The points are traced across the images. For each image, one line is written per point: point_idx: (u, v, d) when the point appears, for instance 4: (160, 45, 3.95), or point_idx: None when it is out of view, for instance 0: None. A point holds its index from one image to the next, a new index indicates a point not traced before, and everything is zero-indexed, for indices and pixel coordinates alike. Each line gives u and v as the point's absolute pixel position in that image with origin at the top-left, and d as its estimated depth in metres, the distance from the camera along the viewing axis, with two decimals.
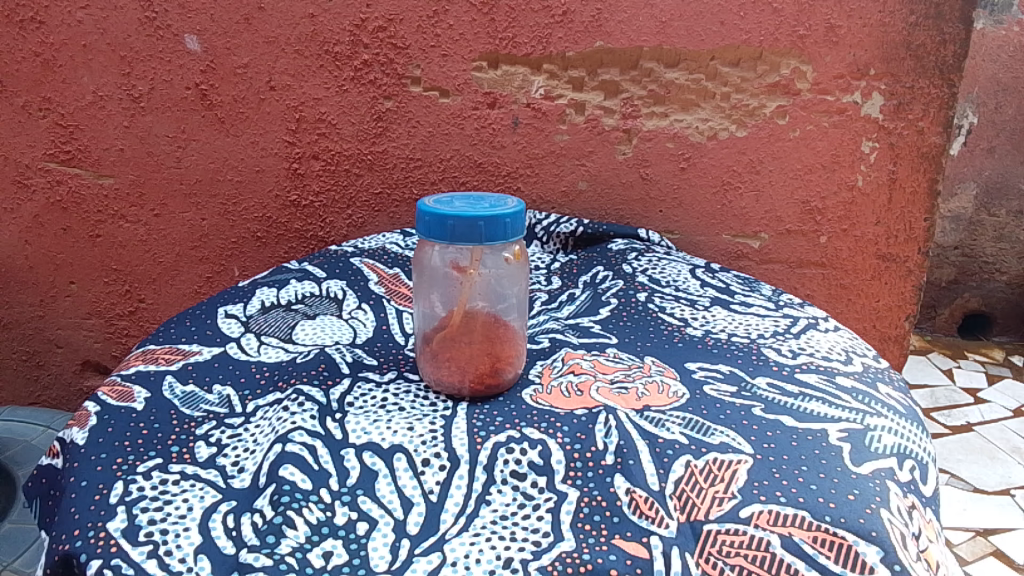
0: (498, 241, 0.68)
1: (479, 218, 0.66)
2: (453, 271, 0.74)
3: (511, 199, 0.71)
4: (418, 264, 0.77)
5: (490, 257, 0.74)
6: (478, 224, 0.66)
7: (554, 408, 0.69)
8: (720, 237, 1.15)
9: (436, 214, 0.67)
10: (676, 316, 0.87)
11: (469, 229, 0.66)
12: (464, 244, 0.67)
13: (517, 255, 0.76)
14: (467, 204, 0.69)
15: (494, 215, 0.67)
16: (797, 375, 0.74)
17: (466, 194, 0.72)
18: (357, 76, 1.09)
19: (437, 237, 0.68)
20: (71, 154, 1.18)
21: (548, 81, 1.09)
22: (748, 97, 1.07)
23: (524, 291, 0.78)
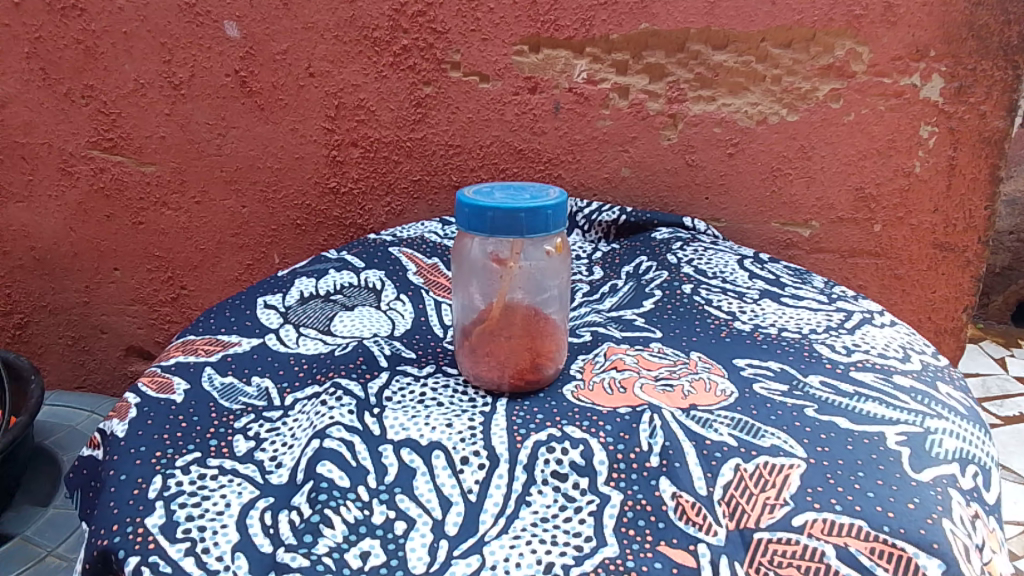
0: (540, 234, 0.66)
1: (520, 210, 0.64)
2: (491, 263, 0.71)
3: (553, 190, 0.69)
4: (458, 255, 0.75)
5: (531, 250, 0.72)
6: (519, 216, 0.64)
7: (596, 405, 0.67)
8: (768, 226, 1.12)
9: (475, 206, 0.65)
10: (723, 309, 0.84)
11: (510, 221, 0.64)
12: (504, 236, 0.66)
13: (559, 248, 0.73)
14: (508, 195, 0.67)
15: (536, 207, 0.64)
16: (852, 374, 0.71)
17: (506, 184, 0.70)
18: (395, 62, 1.07)
19: (477, 229, 0.66)
20: (113, 141, 1.18)
21: (591, 65, 1.06)
22: (801, 79, 1.03)
23: (566, 283, 0.76)
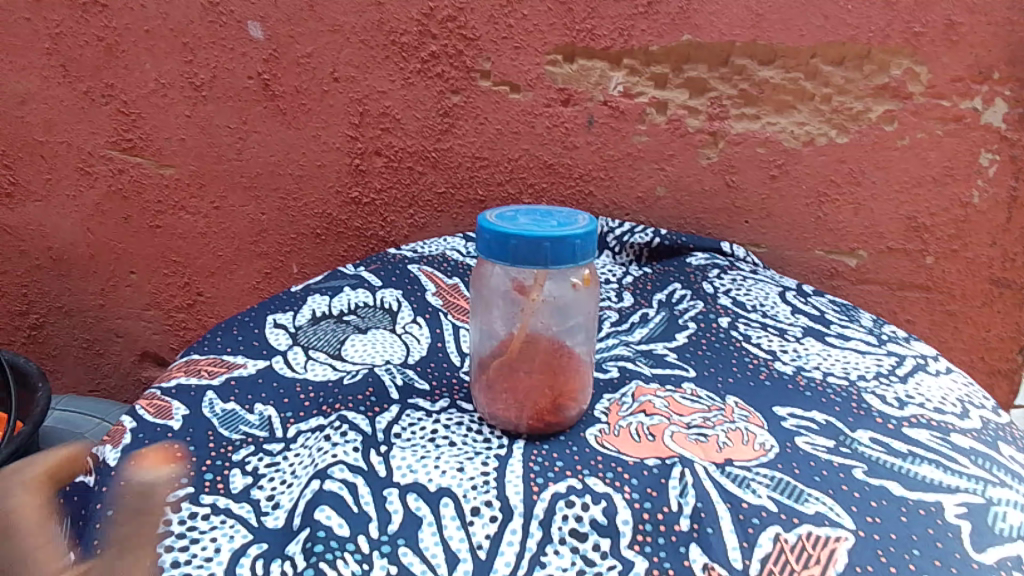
0: (566, 266, 0.60)
1: (545, 238, 0.58)
2: (513, 292, 0.67)
3: (582, 216, 0.64)
4: (478, 284, 0.70)
5: (556, 281, 0.67)
6: (543, 245, 0.59)
7: (622, 455, 0.62)
8: (812, 253, 1.05)
9: (497, 232, 0.60)
10: (762, 348, 0.78)
11: (533, 250, 0.59)
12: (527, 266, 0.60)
13: (587, 281, 0.68)
14: (534, 221, 0.62)
15: (562, 236, 0.59)
16: (904, 431, 0.64)
17: (532, 209, 0.65)
18: (423, 69, 1.03)
19: (497, 257, 0.61)
20: (132, 142, 1.15)
21: (628, 77, 1.01)
22: (853, 99, 0.97)
23: (592, 318, 0.71)
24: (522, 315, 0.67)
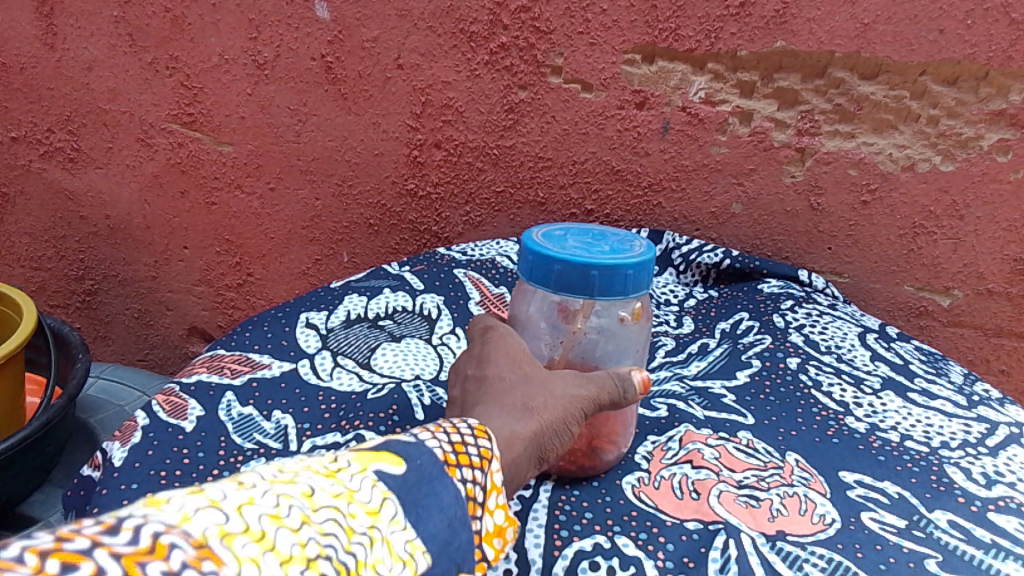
0: (616, 296, 0.54)
1: (592, 265, 0.52)
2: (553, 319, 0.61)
3: (638, 242, 0.57)
4: (518, 304, 0.64)
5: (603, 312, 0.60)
6: (590, 273, 0.53)
7: (660, 513, 0.55)
8: (900, 288, 0.96)
9: (541, 255, 0.54)
10: (833, 398, 0.70)
11: (579, 277, 0.53)
12: (572, 294, 0.54)
13: (638, 316, 0.61)
14: (583, 245, 0.56)
15: (612, 264, 0.53)
16: (990, 517, 0.55)
17: (584, 233, 0.59)
18: (491, 61, 0.97)
19: (539, 282, 0.55)
20: (193, 117, 1.12)
21: (711, 82, 0.93)
22: (963, 124, 0.88)
23: (640, 354, 0.64)
24: (562, 345, 0.61)
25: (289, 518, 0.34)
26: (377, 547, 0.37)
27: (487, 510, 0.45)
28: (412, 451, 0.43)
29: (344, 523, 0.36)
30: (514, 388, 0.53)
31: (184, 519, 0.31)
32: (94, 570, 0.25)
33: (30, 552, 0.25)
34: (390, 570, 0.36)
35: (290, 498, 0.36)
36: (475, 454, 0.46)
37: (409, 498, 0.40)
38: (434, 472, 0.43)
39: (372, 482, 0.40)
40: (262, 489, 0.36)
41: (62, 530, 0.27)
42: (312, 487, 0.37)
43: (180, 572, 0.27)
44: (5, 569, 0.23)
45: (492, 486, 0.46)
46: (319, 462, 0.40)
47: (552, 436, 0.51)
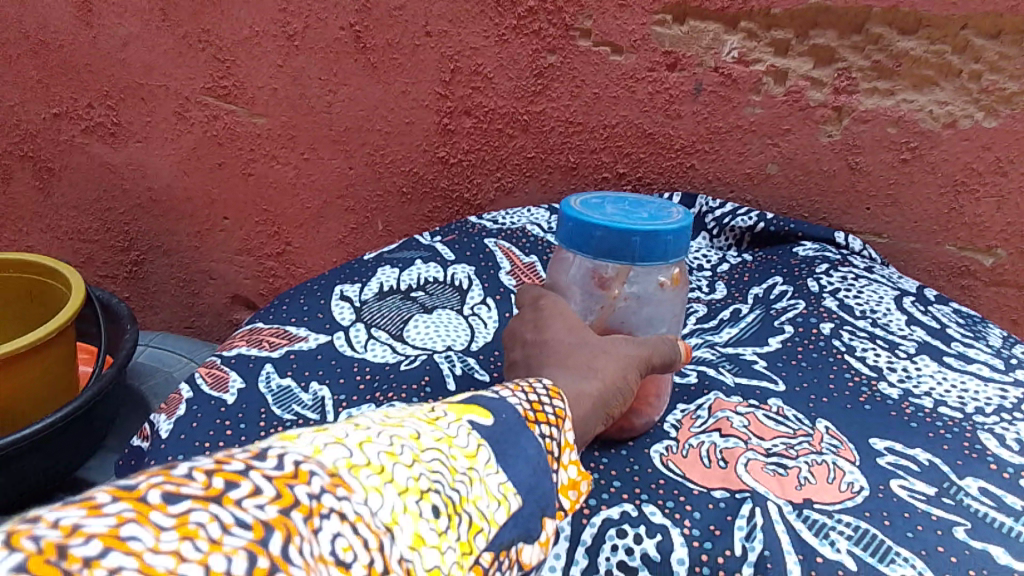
0: (657, 263, 0.55)
1: (634, 232, 0.53)
2: (591, 286, 0.61)
3: (676, 210, 0.58)
4: (555, 272, 0.65)
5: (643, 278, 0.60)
6: (632, 239, 0.54)
7: (687, 481, 0.56)
8: (941, 248, 0.94)
9: (582, 221, 0.55)
10: (867, 363, 0.69)
11: (621, 244, 0.54)
12: (612, 260, 0.55)
13: (675, 280, 0.62)
14: (622, 212, 0.57)
15: (654, 230, 0.53)
16: (1022, 484, 0.55)
17: (621, 199, 0.60)
18: (518, 25, 0.96)
19: (579, 249, 0.56)
20: (227, 89, 1.13)
21: (745, 42, 0.91)
22: (1007, 78, 0.85)
23: (676, 318, 0.64)
24: (600, 311, 0.62)
25: (403, 455, 0.37)
26: (477, 486, 0.39)
27: (562, 465, 0.45)
28: (494, 407, 0.44)
29: (448, 463, 0.38)
30: (575, 349, 0.54)
31: (316, 450, 0.34)
32: (253, 488, 0.29)
33: (199, 471, 0.29)
34: (487, 507, 0.39)
35: (401, 437, 0.38)
36: (551, 412, 0.46)
37: (497, 449, 0.41)
38: (517, 426, 0.43)
39: (468, 429, 0.41)
40: (377, 428, 0.38)
41: (219, 455, 0.31)
42: (417, 429, 0.39)
43: (321, 495, 0.31)
44: (181, 485, 0.28)
45: (566, 443, 0.46)
46: (419, 409, 0.42)
47: (615, 394, 0.53)
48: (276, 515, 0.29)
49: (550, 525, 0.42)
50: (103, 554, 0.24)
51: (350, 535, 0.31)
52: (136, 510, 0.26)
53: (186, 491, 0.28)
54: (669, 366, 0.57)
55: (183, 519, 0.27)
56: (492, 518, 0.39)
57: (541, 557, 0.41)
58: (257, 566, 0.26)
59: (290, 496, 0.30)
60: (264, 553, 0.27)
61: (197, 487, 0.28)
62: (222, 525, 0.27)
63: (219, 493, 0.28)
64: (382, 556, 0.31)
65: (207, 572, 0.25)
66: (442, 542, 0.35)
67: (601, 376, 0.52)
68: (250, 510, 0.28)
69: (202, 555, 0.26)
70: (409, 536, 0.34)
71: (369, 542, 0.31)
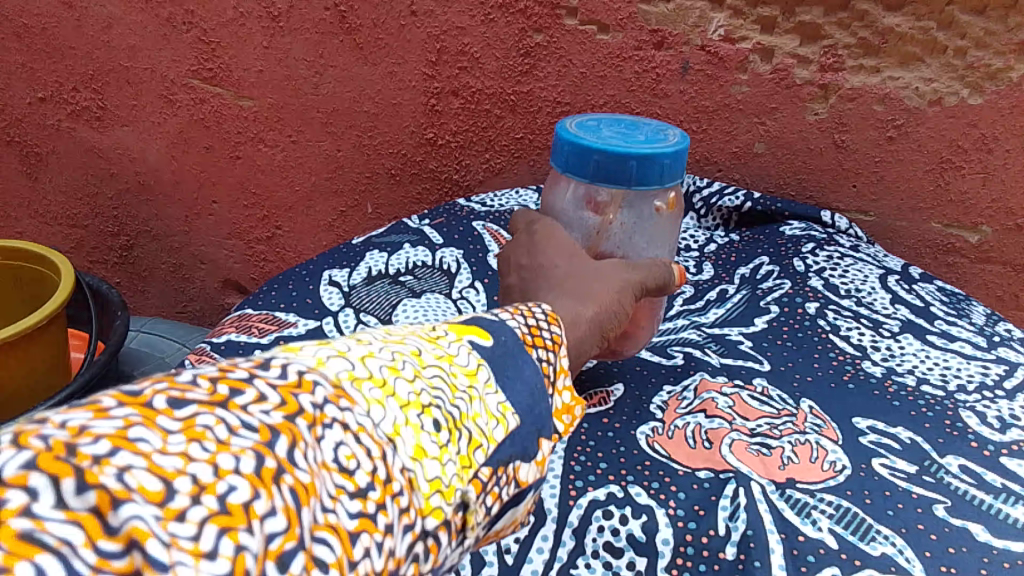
0: (652, 185, 0.56)
1: (631, 155, 0.54)
2: (586, 211, 0.63)
3: (673, 133, 0.60)
4: (548, 198, 0.66)
5: (640, 204, 0.62)
6: (628, 162, 0.55)
7: (672, 462, 0.56)
8: (927, 226, 0.95)
9: (578, 144, 0.56)
10: (851, 342, 0.70)
11: (617, 167, 0.55)
12: (608, 184, 0.56)
13: (670, 204, 0.64)
14: (618, 135, 0.58)
15: (650, 153, 0.55)
16: (1002, 461, 0.56)
17: (618, 122, 0.61)
18: (504, 4, 0.95)
19: (575, 173, 0.57)
20: (212, 72, 1.12)
21: (731, 19, 0.90)
22: (992, 55, 0.85)
23: (667, 244, 0.67)
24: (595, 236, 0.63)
25: (405, 369, 0.36)
26: (477, 404, 0.38)
27: (557, 392, 0.44)
28: (494, 329, 0.42)
29: (449, 379, 0.38)
30: (570, 273, 0.55)
31: (319, 361, 0.34)
32: (257, 395, 0.29)
33: (202, 377, 0.29)
34: (487, 425, 0.38)
35: (401, 353, 0.37)
36: (548, 336, 0.44)
37: (497, 370, 0.40)
38: (515, 349, 0.42)
39: (468, 349, 0.40)
40: (377, 343, 0.37)
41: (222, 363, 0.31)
42: (419, 346, 0.39)
43: (324, 405, 0.31)
44: (185, 390, 0.28)
45: (561, 370, 0.45)
46: (419, 329, 0.41)
47: (610, 316, 0.53)
48: (282, 420, 0.29)
49: (547, 445, 0.41)
50: (113, 453, 0.24)
51: (353, 444, 0.31)
52: (142, 412, 0.26)
53: (191, 396, 0.28)
54: (663, 289, 0.57)
55: (189, 421, 0.26)
56: (491, 437, 0.38)
57: (539, 477, 0.40)
58: (265, 466, 0.27)
59: (295, 403, 0.30)
60: (272, 454, 0.27)
61: (201, 391, 0.28)
62: (229, 427, 0.27)
63: (223, 398, 0.28)
64: (386, 463, 0.31)
65: (216, 470, 0.25)
66: (445, 454, 0.35)
67: (596, 300, 0.53)
68: (256, 414, 0.28)
69: (210, 455, 0.26)
70: (410, 447, 0.34)
71: (373, 450, 0.31)
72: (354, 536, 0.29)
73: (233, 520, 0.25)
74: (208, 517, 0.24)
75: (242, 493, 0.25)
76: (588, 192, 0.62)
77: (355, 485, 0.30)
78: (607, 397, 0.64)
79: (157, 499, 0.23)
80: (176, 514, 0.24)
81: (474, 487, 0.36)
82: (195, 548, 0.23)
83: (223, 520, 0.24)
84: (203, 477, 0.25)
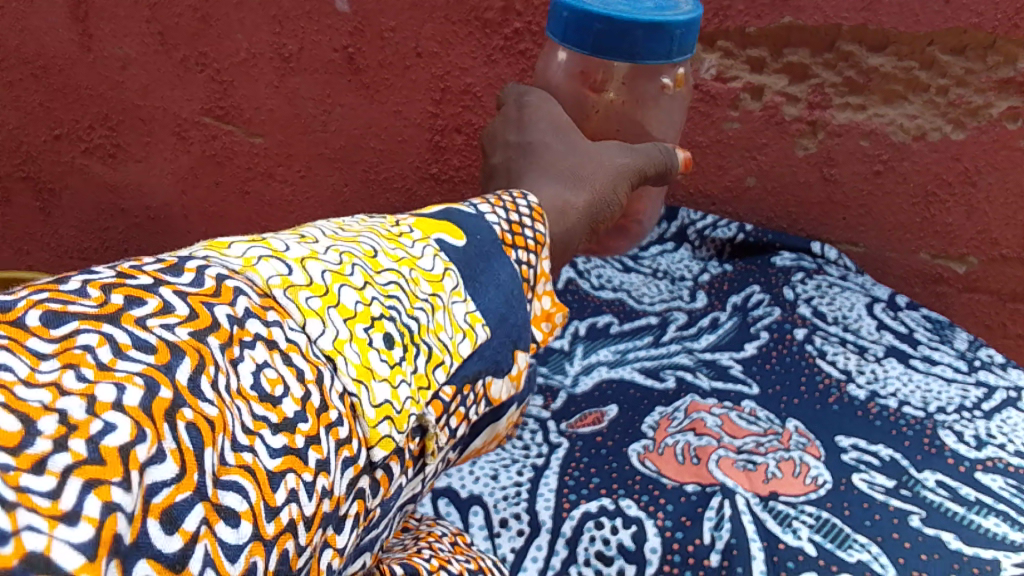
0: (661, 54, 0.60)
1: (639, 24, 0.58)
2: (583, 90, 0.66)
3: (683, 3, 0.62)
4: (543, 68, 0.69)
5: (644, 84, 0.66)
6: (635, 32, 0.58)
7: (662, 477, 0.59)
8: (915, 255, 0.98)
9: (581, 10, 0.59)
10: (837, 366, 0.73)
11: (624, 35, 0.58)
12: (610, 52, 0.59)
13: (678, 81, 0.68)
14: (626, 2, 0.61)
15: (658, 22, 0.58)
16: (977, 476, 0.58)
17: None
18: (506, 46, 0.99)
19: (576, 43, 0.60)
20: (224, 110, 1.13)
21: (722, 60, 0.95)
22: (972, 92, 0.89)
23: (668, 111, 0.71)
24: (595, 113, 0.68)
25: (353, 278, 0.36)
26: (439, 315, 0.39)
27: (535, 296, 0.47)
28: (470, 225, 0.44)
29: (406, 289, 0.38)
30: (562, 157, 0.59)
31: (247, 265, 0.33)
32: (160, 305, 0.28)
33: (94, 286, 0.28)
34: (450, 338, 0.39)
35: (352, 258, 0.37)
36: (530, 237, 0.47)
37: (467, 271, 0.42)
38: (492, 249, 0.44)
39: (434, 251, 0.41)
40: (324, 245, 0.38)
41: (124, 268, 0.30)
42: (375, 249, 0.39)
43: (244, 320, 0.30)
44: (70, 303, 0.26)
45: (542, 272, 0.48)
46: (382, 225, 0.42)
47: (604, 205, 0.58)
48: (188, 339, 0.28)
49: (522, 358, 0.43)
50: None
51: (279, 366, 0.30)
52: (10, 334, 0.24)
53: (75, 309, 0.26)
54: (666, 174, 0.63)
55: (67, 343, 0.25)
56: (455, 351, 0.39)
57: (513, 393, 0.43)
58: (156, 398, 0.25)
59: (208, 319, 0.29)
60: (168, 385, 0.26)
61: (88, 304, 0.27)
62: (115, 348, 0.26)
63: (117, 311, 0.27)
64: (319, 388, 0.31)
65: (91, 405, 0.24)
66: (393, 377, 0.35)
67: (590, 192, 0.57)
68: (156, 331, 0.27)
69: (87, 386, 0.24)
70: (355, 368, 0.34)
71: (305, 373, 0.31)
72: (274, 478, 0.28)
73: (105, 470, 0.23)
74: (72, 466, 0.23)
75: (120, 435, 0.24)
76: (585, 70, 0.65)
77: (278, 416, 0.29)
78: (601, 417, 0.67)
79: (13, 443, 0.22)
80: (34, 462, 0.22)
81: (434, 409, 0.37)
82: (53, 507, 0.22)
83: (91, 471, 0.23)
84: (74, 414, 0.23)
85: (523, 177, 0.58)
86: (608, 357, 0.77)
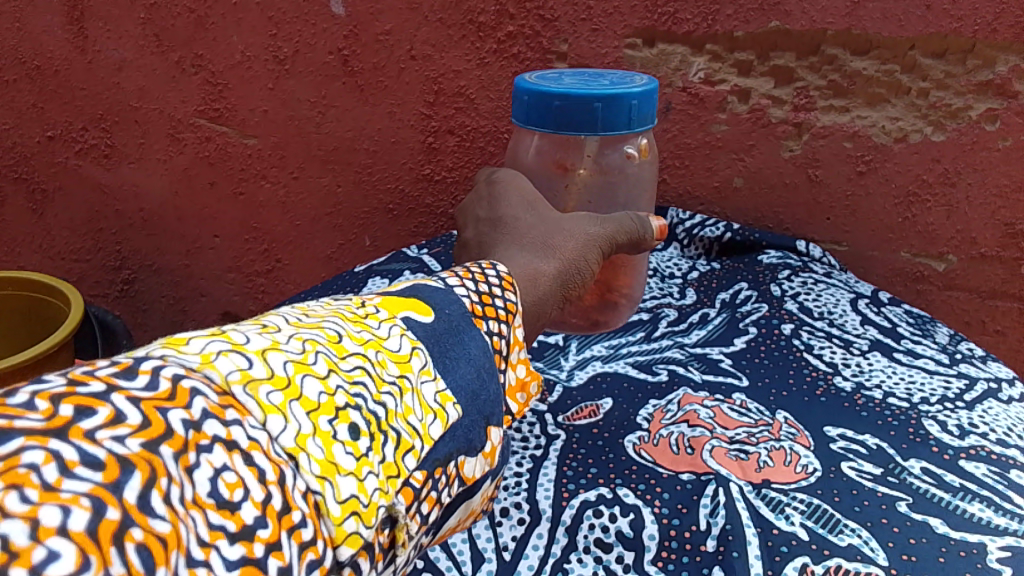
0: (620, 125, 0.62)
1: (595, 99, 0.60)
2: (553, 170, 0.71)
3: (639, 79, 0.65)
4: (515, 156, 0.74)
5: (610, 155, 0.70)
6: (594, 106, 0.61)
7: (658, 467, 0.61)
8: (896, 255, 1.01)
9: (540, 92, 0.62)
10: (824, 360, 0.75)
11: (583, 111, 0.61)
12: (572, 128, 0.62)
13: (642, 151, 0.71)
14: (582, 83, 0.64)
15: (613, 96, 0.61)
16: (961, 464, 0.61)
17: (580, 74, 0.68)
18: (499, 49, 1.01)
19: (538, 122, 0.63)
20: (219, 112, 1.14)
21: (710, 63, 0.97)
22: (952, 95, 0.92)
23: (639, 183, 0.75)
24: (568, 191, 0.72)
25: (317, 366, 0.37)
26: (407, 397, 0.39)
27: (511, 366, 0.51)
28: (440, 302, 0.47)
29: (372, 372, 0.39)
30: (531, 228, 0.61)
31: (205, 362, 0.33)
32: (110, 415, 0.28)
33: (42, 397, 0.27)
34: (420, 421, 0.39)
35: (316, 345, 0.38)
36: (501, 306, 0.50)
37: (436, 347, 0.44)
38: (461, 323, 0.46)
39: (400, 330, 0.43)
40: (287, 333, 0.38)
41: (75, 374, 0.29)
42: (339, 333, 0.40)
43: (202, 422, 0.30)
44: (16, 418, 0.26)
45: (515, 341, 0.51)
46: (346, 309, 0.43)
47: (575, 271, 0.61)
48: (140, 450, 0.28)
49: (496, 435, 0.45)
50: None
51: (240, 468, 0.30)
52: None
53: (20, 425, 0.26)
54: (641, 244, 0.64)
55: (12, 461, 0.25)
56: (427, 435, 0.39)
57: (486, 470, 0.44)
58: (104, 520, 0.25)
59: (161, 426, 0.29)
60: (116, 503, 0.26)
61: (36, 418, 0.26)
62: (62, 466, 0.25)
63: (64, 425, 0.27)
64: (281, 489, 0.31)
65: (34, 530, 0.24)
66: (360, 468, 0.35)
67: (559, 259, 0.60)
68: (105, 444, 0.27)
69: (31, 508, 0.24)
70: (319, 463, 0.34)
71: (266, 473, 0.31)
72: None
73: None
74: None
75: (64, 563, 0.24)
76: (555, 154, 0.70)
77: (237, 524, 0.29)
78: (596, 410, 0.69)
79: None
80: None
81: (405, 496, 0.37)
82: None
83: None
84: (16, 539, 0.23)
85: (492, 248, 0.60)
86: (602, 352, 0.79)
